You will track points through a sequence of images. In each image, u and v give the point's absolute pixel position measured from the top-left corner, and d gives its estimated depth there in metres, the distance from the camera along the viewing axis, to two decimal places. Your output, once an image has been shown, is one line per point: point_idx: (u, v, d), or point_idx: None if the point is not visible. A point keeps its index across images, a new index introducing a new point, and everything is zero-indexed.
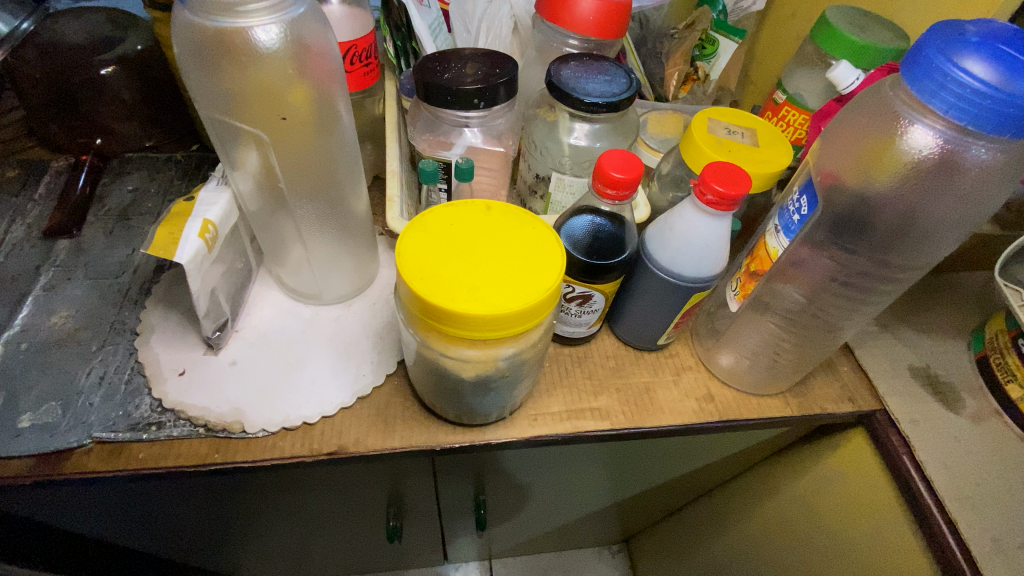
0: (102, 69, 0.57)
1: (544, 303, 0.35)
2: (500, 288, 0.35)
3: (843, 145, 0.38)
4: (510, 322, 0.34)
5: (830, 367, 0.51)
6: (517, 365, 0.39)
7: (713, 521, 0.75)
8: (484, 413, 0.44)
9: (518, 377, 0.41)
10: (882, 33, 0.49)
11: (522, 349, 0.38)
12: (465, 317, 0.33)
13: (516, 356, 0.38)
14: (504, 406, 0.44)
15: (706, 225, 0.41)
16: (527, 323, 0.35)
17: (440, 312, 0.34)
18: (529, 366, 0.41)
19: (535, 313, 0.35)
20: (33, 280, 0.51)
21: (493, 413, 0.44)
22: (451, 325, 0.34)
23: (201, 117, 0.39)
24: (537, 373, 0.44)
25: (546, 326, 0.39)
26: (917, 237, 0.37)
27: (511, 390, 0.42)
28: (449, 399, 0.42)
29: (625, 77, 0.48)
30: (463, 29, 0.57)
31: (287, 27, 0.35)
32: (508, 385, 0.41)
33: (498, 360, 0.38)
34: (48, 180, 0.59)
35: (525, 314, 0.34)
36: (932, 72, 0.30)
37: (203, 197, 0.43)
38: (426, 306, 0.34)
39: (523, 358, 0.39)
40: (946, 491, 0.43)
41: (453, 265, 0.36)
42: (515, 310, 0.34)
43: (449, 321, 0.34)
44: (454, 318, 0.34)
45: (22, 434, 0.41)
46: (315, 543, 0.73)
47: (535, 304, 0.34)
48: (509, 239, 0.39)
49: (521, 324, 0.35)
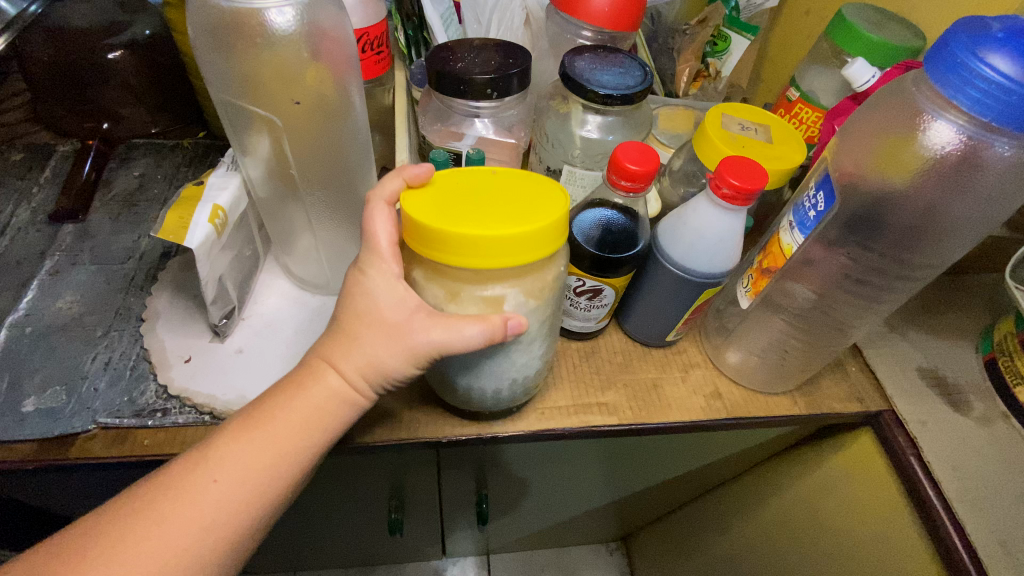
0: (108, 53, 0.56)
1: (555, 229, 0.34)
2: (507, 215, 0.33)
3: (862, 141, 0.38)
4: (519, 244, 0.32)
5: (839, 366, 0.51)
6: (529, 316, 0.37)
7: (713, 520, 0.75)
8: (493, 386, 0.40)
9: (531, 340, 0.39)
10: (898, 31, 0.49)
11: (530, 294, 0.36)
12: (467, 239, 0.32)
13: (526, 299, 0.36)
14: (516, 378, 0.40)
15: (720, 220, 0.40)
16: (540, 251, 0.33)
17: (440, 238, 0.32)
18: (548, 316, 0.39)
19: (550, 239, 0.33)
20: (39, 264, 0.50)
21: (504, 388, 0.41)
22: (456, 254, 0.32)
23: (214, 101, 0.39)
24: (552, 343, 0.42)
25: (555, 271, 0.37)
26: (935, 235, 0.37)
27: (520, 356, 0.39)
28: (449, 369, 0.39)
29: (640, 70, 0.47)
30: (474, 20, 0.57)
31: (302, 11, 0.35)
32: (522, 345, 0.38)
33: (505, 304, 0.36)
34: (54, 165, 0.59)
35: (531, 236, 0.32)
36: (958, 67, 0.30)
37: (213, 181, 0.42)
38: (425, 236, 0.33)
39: (540, 304, 0.37)
40: (954, 492, 0.43)
41: (454, 199, 0.35)
42: (518, 231, 0.32)
43: (451, 249, 0.32)
44: (456, 244, 0.32)
45: (26, 419, 0.40)
46: (316, 534, 0.73)
47: (540, 227, 0.32)
48: (516, 180, 0.37)
49: (529, 252, 0.33)
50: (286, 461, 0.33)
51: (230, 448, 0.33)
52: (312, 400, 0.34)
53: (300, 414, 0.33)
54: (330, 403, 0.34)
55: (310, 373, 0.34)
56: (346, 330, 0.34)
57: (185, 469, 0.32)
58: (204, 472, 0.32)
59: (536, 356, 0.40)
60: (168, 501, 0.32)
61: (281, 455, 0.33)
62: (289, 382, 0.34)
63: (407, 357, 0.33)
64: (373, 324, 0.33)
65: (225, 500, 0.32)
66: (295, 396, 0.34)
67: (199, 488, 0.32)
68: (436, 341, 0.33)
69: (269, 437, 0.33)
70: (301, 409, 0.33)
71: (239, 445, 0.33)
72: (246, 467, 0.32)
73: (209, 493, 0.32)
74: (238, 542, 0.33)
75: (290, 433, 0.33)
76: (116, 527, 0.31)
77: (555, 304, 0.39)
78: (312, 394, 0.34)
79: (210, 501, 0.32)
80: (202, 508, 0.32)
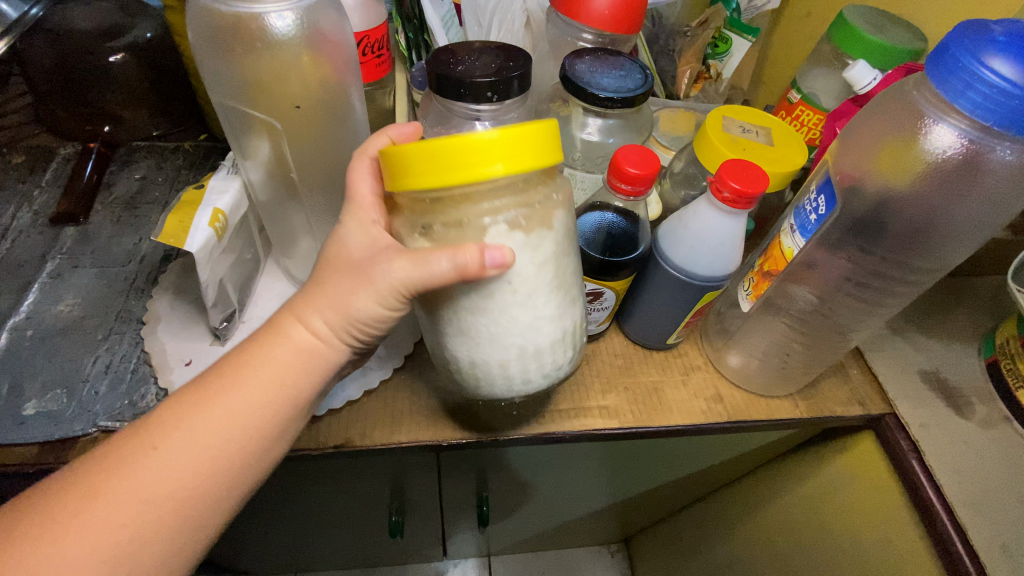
0: (111, 56, 0.56)
1: (537, 141, 0.29)
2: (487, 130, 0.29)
3: (863, 144, 0.38)
4: (493, 151, 0.28)
5: (840, 369, 0.51)
6: (519, 253, 0.30)
7: (714, 522, 0.75)
8: (499, 360, 0.33)
9: (531, 293, 0.32)
10: (900, 33, 0.49)
11: (517, 224, 0.30)
12: (438, 148, 0.27)
13: (520, 230, 0.30)
14: (525, 346, 0.33)
15: (721, 223, 0.40)
16: (522, 164, 0.29)
17: (411, 157, 0.28)
18: (550, 259, 0.32)
19: (533, 153, 0.29)
20: (40, 267, 0.51)
21: (512, 363, 0.33)
22: (428, 174, 0.28)
23: (214, 105, 0.39)
24: (568, 310, 0.34)
25: (558, 205, 0.32)
26: (936, 239, 0.37)
27: (523, 313, 0.32)
28: (445, 340, 0.34)
29: (641, 73, 0.47)
30: (475, 22, 0.56)
31: (303, 15, 0.35)
32: (521, 300, 0.31)
33: (489, 233, 0.30)
34: (55, 168, 0.59)
35: (513, 138, 0.28)
36: (960, 71, 0.30)
37: (213, 185, 0.41)
38: (393, 165, 0.29)
39: (531, 239, 0.31)
40: (956, 496, 0.43)
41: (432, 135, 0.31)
42: (495, 131, 0.27)
43: (424, 165, 0.28)
44: (428, 157, 0.28)
45: (27, 422, 0.40)
46: (317, 536, 0.73)
47: (522, 129, 0.28)
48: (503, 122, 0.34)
49: (507, 161, 0.28)
50: (237, 434, 0.31)
51: (189, 413, 0.31)
52: (275, 362, 0.31)
53: (248, 383, 0.31)
54: (281, 372, 0.31)
55: (274, 330, 0.32)
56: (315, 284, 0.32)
57: (143, 433, 0.31)
58: (160, 435, 0.30)
59: (547, 319, 0.33)
60: (121, 467, 0.30)
61: (239, 422, 0.31)
62: (240, 350, 0.32)
63: (375, 295, 0.30)
64: (343, 269, 0.31)
65: (170, 471, 0.30)
66: (258, 359, 0.31)
67: (138, 461, 0.30)
68: (400, 274, 0.29)
69: (226, 403, 0.31)
70: (248, 379, 0.31)
71: (182, 417, 0.31)
72: (202, 434, 0.31)
73: (147, 467, 0.30)
74: (183, 523, 0.31)
75: (237, 404, 0.31)
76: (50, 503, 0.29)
77: (558, 253, 0.32)
78: (275, 352, 0.31)
79: (163, 468, 0.30)
80: (140, 482, 0.30)
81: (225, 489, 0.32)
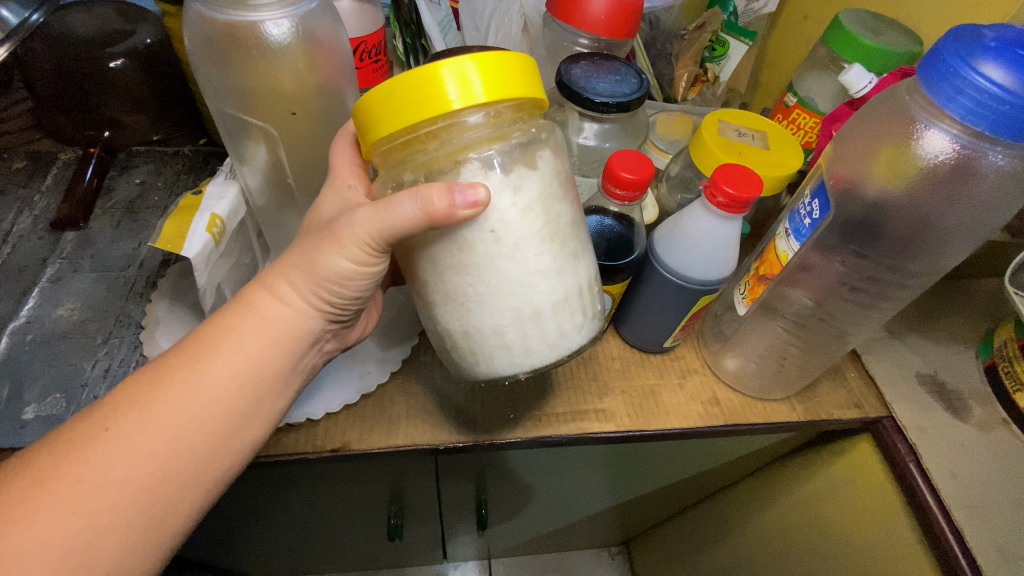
0: (110, 61, 0.56)
1: (506, 70, 0.28)
2: None
3: (857, 149, 0.38)
4: (459, 81, 0.27)
5: (837, 372, 0.51)
6: (498, 194, 0.30)
7: (714, 525, 0.75)
8: (493, 324, 0.32)
9: (519, 244, 0.30)
10: (895, 37, 0.49)
11: (492, 163, 0.30)
12: (402, 83, 0.28)
13: (494, 169, 0.30)
14: (518, 307, 0.31)
15: (716, 227, 0.40)
16: (491, 93, 0.28)
17: (379, 100, 0.28)
18: (535, 203, 0.30)
19: (504, 82, 0.28)
20: (39, 272, 0.51)
21: (508, 327, 0.32)
22: (395, 113, 0.28)
23: (211, 111, 0.40)
24: (569, 266, 0.33)
25: (537, 143, 0.31)
26: (930, 242, 0.37)
27: (513, 268, 0.31)
28: (439, 311, 0.33)
29: (636, 78, 0.47)
30: (473, 27, 0.57)
31: (298, 22, 0.36)
32: (506, 251, 0.30)
33: (464, 173, 0.30)
34: (56, 173, 0.59)
35: (476, 66, 0.27)
36: (951, 77, 0.30)
37: (210, 191, 0.41)
38: (364, 112, 0.29)
39: (511, 180, 0.30)
40: (953, 499, 0.43)
41: None
42: (456, 60, 0.27)
43: (391, 104, 0.28)
44: (393, 95, 0.28)
45: (26, 426, 0.41)
46: (316, 539, 0.73)
47: (486, 57, 0.28)
48: None
49: (475, 90, 0.28)
50: (202, 410, 0.31)
51: (151, 391, 0.30)
52: (244, 336, 0.32)
53: (215, 357, 0.31)
54: (247, 341, 0.32)
55: (241, 300, 0.32)
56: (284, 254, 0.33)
57: (99, 415, 0.29)
58: (118, 414, 0.29)
59: (541, 275, 0.31)
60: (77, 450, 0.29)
61: (205, 395, 0.31)
62: (204, 325, 0.32)
63: (341, 245, 0.30)
64: (314, 229, 0.33)
65: (126, 452, 0.29)
66: (226, 333, 0.32)
67: (91, 442, 0.29)
68: (363, 219, 0.29)
69: (191, 378, 0.31)
70: (212, 350, 0.31)
71: (139, 394, 0.30)
72: (164, 411, 0.30)
73: (98, 448, 0.29)
74: (140, 510, 0.29)
75: (200, 376, 0.31)
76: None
77: (546, 197, 0.31)
78: (243, 321, 0.32)
79: (120, 448, 0.29)
80: (96, 465, 0.28)
81: (184, 472, 0.30)
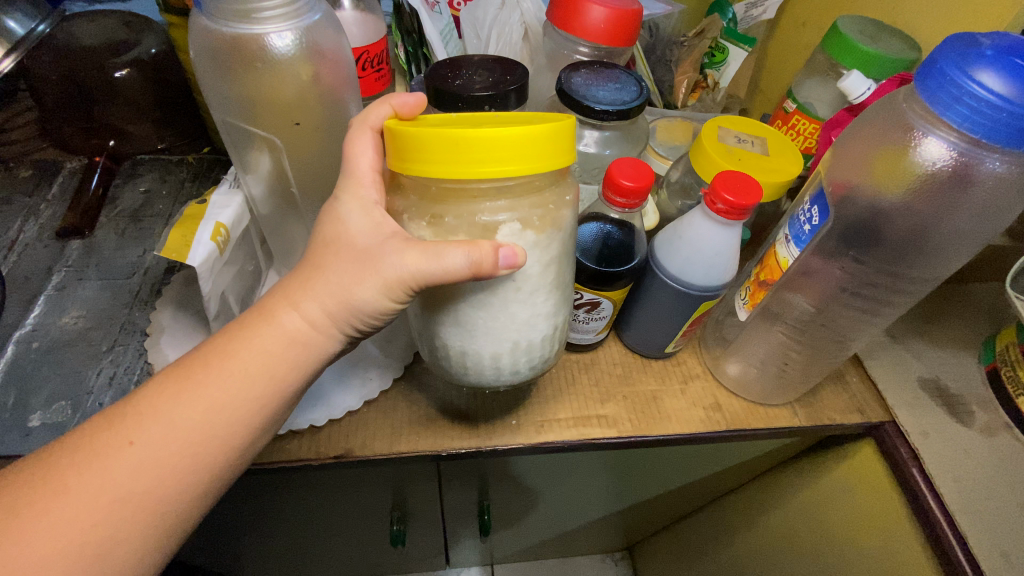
0: (116, 71, 0.57)
1: (551, 145, 0.28)
2: (503, 125, 0.29)
3: (855, 156, 0.38)
4: (506, 154, 0.27)
5: (840, 377, 0.51)
6: (529, 252, 0.31)
7: (717, 530, 0.75)
8: (491, 352, 0.34)
9: (534, 291, 0.32)
10: (893, 44, 0.49)
11: (529, 223, 0.31)
12: (447, 139, 0.27)
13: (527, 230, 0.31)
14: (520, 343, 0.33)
15: (717, 234, 0.40)
16: (532, 165, 0.28)
17: (418, 143, 0.28)
18: (553, 260, 0.32)
19: (546, 156, 0.28)
20: (45, 280, 0.51)
21: (505, 357, 0.34)
22: (432, 162, 0.28)
23: (216, 121, 0.40)
24: (563, 309, 0.35)
25: (564, 206, 0.32)
26: (930, 248, 0.37)
27: (523, 311, 0.33)
28: (440, 328, 0.34)
29: (635, 85, 0.48)
30: (473, 35, 0.58)
31: (301, 34, 0.36)
32: (523, 297, 0.32)
33: (501, 233, 0.30)
34: (62, 181, 0.60)
35: (527, 143, 0.27)
36: (948, 85, 0.30)
37: (215, 200, 0.41)
38: (399, 142, 0.29)
39: (542, 240, 0.31)
40: (957, 505, 0.42)
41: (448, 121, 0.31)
42: (510, 133, 0.27)
43: (432, 154, 0.28)
44: (435, 146, 0.27)
45: (32, 433, 0.41)
46: (319, 546, 0.74)
47: (537, 134, 0.28)
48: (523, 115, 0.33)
49: (518, 163, 0.28)
50: (218, 429, 0.30)
51: (166, 407, 0.30)
52: (262, 355, 0.31)
53: (233, 376, 0.30)
54: (270, 364, 0.31)
55: (267, 316, 0.31)
56: (314, 269, 0.31)
57: (111, 428, 0.29)
58: (131, 429, 0.29)
59: (543, 318, 0.34)
60: (90, 466, 0.28)
61: (223, 416, 0.30)
62: (224, 340, 0.31)
63: (378, 279, 0.30)
64: (343, 251, 0.31)
65: (142, 470, 0.29)
66: (244, 352, 0.31)
67: (109, 457, 0.29)
68: (411, 265, 0.29)
69: (206, 394, 0.30)
70: (237, 372, 0.30)
71: (156, 409, 0.30)
72: (180, 428, 0.30)
73: (114, 463, 0.28)
74: (154, 524, 0.29)
75: (219, 396, 0.30)
76: (10, 500, 0.27)
77: (563, 254, 0.33)
78: (265, 344, 0.31)
79: (135, 464, 0.29)
80: (111, 480, 0.28)
81: (199, 487, 0.30)
